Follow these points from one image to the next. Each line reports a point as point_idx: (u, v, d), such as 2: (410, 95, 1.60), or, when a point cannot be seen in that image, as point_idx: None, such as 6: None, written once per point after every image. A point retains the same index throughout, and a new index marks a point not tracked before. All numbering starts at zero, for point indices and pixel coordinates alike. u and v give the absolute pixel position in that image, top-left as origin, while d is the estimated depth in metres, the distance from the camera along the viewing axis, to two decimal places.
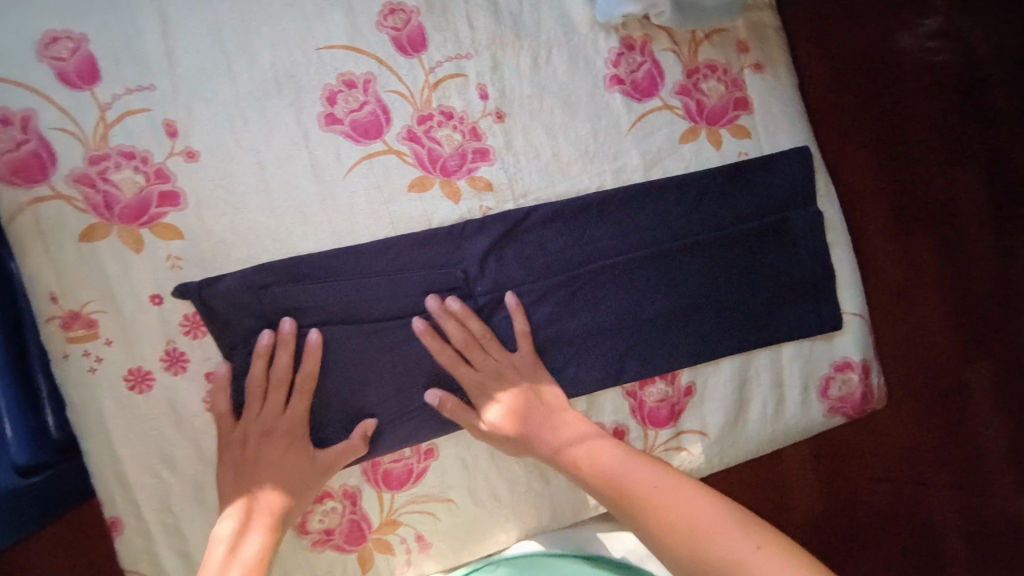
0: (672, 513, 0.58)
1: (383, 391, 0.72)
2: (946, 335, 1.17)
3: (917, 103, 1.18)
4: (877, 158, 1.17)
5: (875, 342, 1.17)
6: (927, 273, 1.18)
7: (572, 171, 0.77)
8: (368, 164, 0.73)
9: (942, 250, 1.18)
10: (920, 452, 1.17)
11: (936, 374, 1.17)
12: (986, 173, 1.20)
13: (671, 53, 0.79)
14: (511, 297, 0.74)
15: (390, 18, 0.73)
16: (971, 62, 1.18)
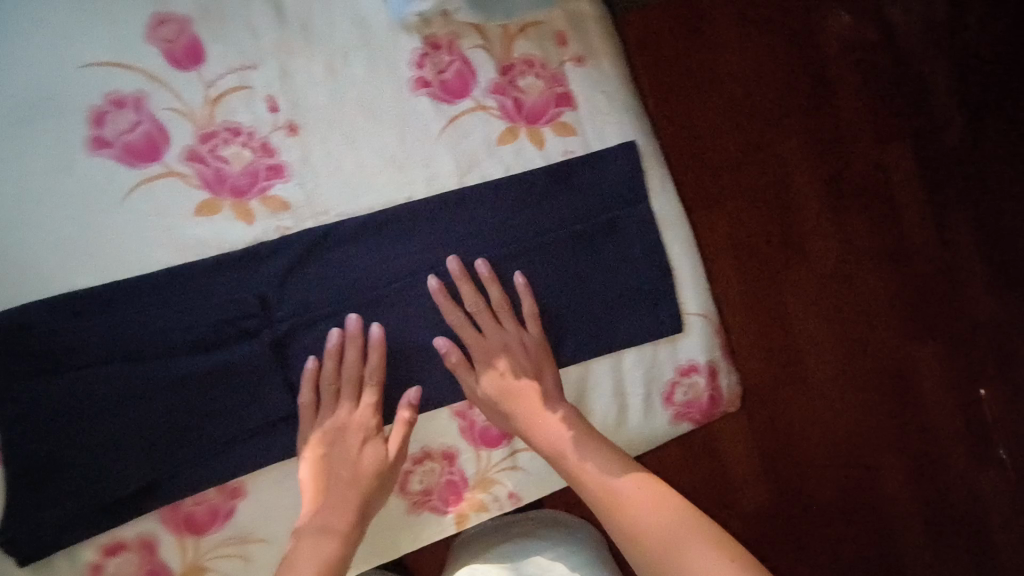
0: (658, 528, 0.65)
1: (177, 428, 0.69)
2: (895, 321, 1.29)
3: (855, 109, 1.30)
4: (819, 162, 1.29)
5: (827, 330, 1.28)
6: (874, 264, 1.29)
7: (378, 182, 0.72)
8: (146, 189, 0.67)
9: (854, 216, 1.29)
10: (839, 404, 1.27)
11: (889, 358, 1.29)
12: (928, 174, 1.31)
13: (482, 50, 0.74)
14: (335, 335, 0.70)
15: (158, 28, 0.67)
16: (902, 52, 1.30)
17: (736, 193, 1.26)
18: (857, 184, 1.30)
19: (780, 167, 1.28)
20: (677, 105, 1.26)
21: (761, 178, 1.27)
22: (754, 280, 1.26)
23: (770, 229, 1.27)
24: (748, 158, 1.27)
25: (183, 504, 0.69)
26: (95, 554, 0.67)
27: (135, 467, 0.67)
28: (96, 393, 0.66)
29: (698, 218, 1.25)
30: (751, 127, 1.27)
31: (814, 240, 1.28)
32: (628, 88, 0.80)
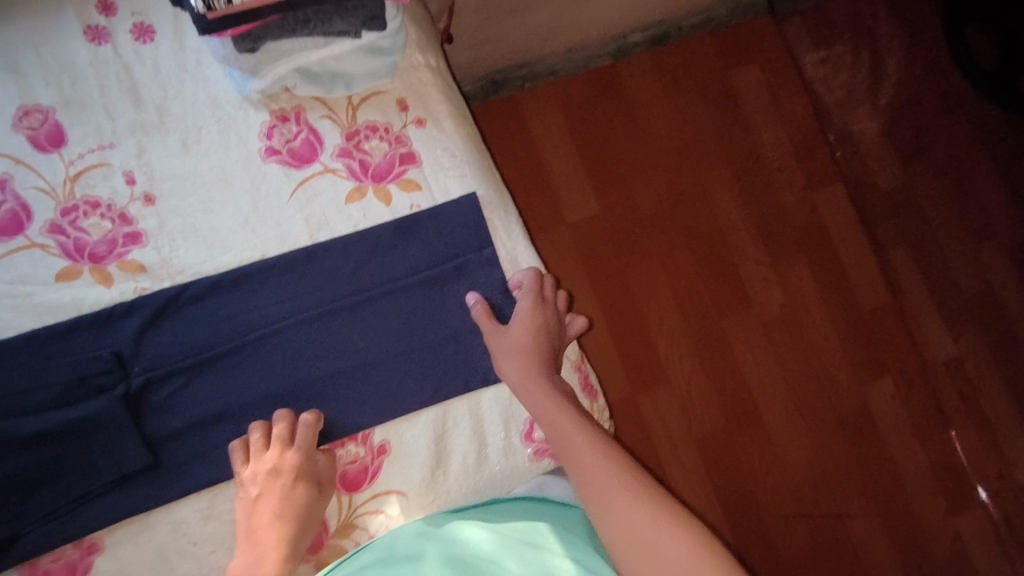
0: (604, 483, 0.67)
1: (30, 487, 0.71)
2: (840, 360, 1.54)
3: (788, 185, 1.58)
4: (760, 230, 1.56)
5: (780, 369, 1.52)
6: (817, 314, 1.55)
7: (233, 244, 0.79)
8: (9, 260, 0.73)
9: (790, 251, 1.56)
10: (789, 410, 1.51)
11: (840, 394, 1.53)
12: (861, 235, 1.58)
13: (328, 120, 0.82)
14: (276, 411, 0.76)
15: (23, 118, 0.75)
16: (819, 132, 1.61)
17: (679, 236, 1.53)
18: (789, 226, 1.56)
19: (715, 214, 1.55)
20: (619, 165, 1.54)
21: (699, 222, 1.54)
22: (698, 306, 1.52)
23: (707, 265, 1.53)
24: (683, 208, 1.54)
25: (40, 562, 0.70)
26: None
27: None
28: None
29: (645, 258, 1.52)
30: (684, 183, 1.55)
31: (751, 273, 1.54)
32: (471, 144, 0.87)
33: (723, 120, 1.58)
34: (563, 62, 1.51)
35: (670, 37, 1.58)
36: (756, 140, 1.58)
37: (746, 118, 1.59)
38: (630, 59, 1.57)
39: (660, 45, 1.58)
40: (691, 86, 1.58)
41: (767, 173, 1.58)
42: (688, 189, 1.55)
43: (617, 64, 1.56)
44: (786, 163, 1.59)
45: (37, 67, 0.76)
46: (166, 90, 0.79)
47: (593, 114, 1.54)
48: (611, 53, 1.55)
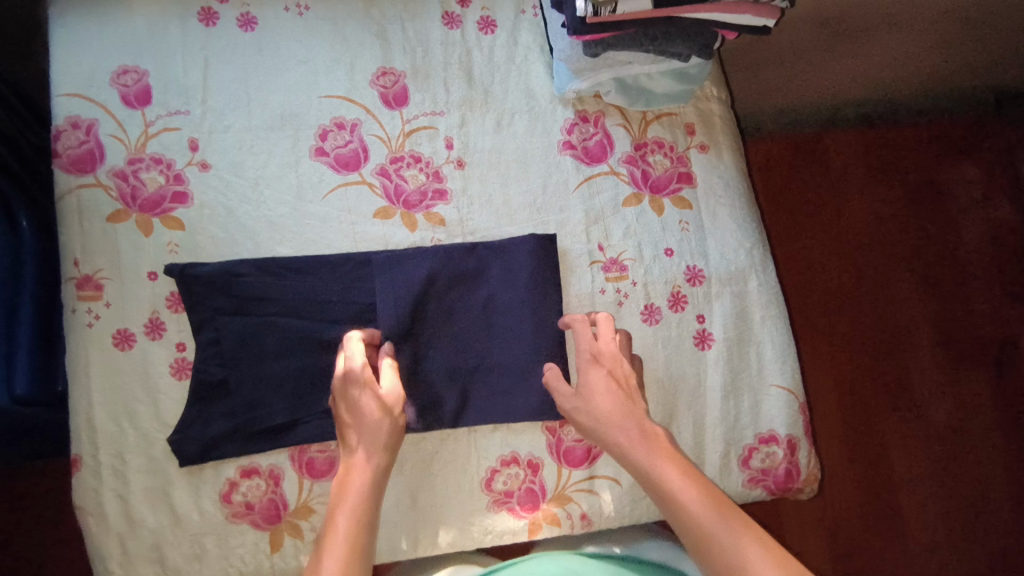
0: (703, 534, 0.65)
1: (319, 384, 0.82)
2: (999, 485, 1.43)
3: (976, 290, 1.52)
4: (936, 326, 1.50)
5: (931, 474, 1.44)
6: (982, 429, 1.46)
7: (518, 218, 0.87)
8: (343, 190, 0.86)
9: (968, 360, 1.49)
10: (935, 525, 1.41)
11: (992, 520, 1.42)
12: None
13: (622, 128, 0.90)
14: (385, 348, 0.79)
15: (380, 77, 0.89)
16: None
17: (854, 318, 1.49)
18: (969, 333, 1.50)
19: (896, 304, 1.50)
20: (810, 230, 1.52)
21: (876, 309, 1.49)
22: (860, 390, 1.46)
23: (877, 345, 1.48)
24: (864, 290, 1.50)
25: (309, 449, 0.82)
26: (233, 473, 0.80)
27: (284, 407, 0.81)
28: (266, 344, 0.81)
29: (814, 332, 1.48)
30: (871, 265, 1.51)
31: (921, 372, 1.47)
32: (742, 176, 0.92)
33: (923, 212, 1.55)
34: (770, 121, 1.51)
35: (886, 119, 1.55)
36: (951, 236, 1.54)
37: (946, 212, 1.55)
38: (842, 131, 1.55)
39: (874, 125, 1.55)
40: (899, 169, 1.56)
41: (958, 271, 1.53)
42: (872, 266, 1.51)
43: (824, 135, 1.54)
44: (978, 267, 1.53)
45: (400, 39, 0.91)
46: (494, 75, 0.91)
47: (794, 171, 1.54)
48: (821, 122, 1.52)
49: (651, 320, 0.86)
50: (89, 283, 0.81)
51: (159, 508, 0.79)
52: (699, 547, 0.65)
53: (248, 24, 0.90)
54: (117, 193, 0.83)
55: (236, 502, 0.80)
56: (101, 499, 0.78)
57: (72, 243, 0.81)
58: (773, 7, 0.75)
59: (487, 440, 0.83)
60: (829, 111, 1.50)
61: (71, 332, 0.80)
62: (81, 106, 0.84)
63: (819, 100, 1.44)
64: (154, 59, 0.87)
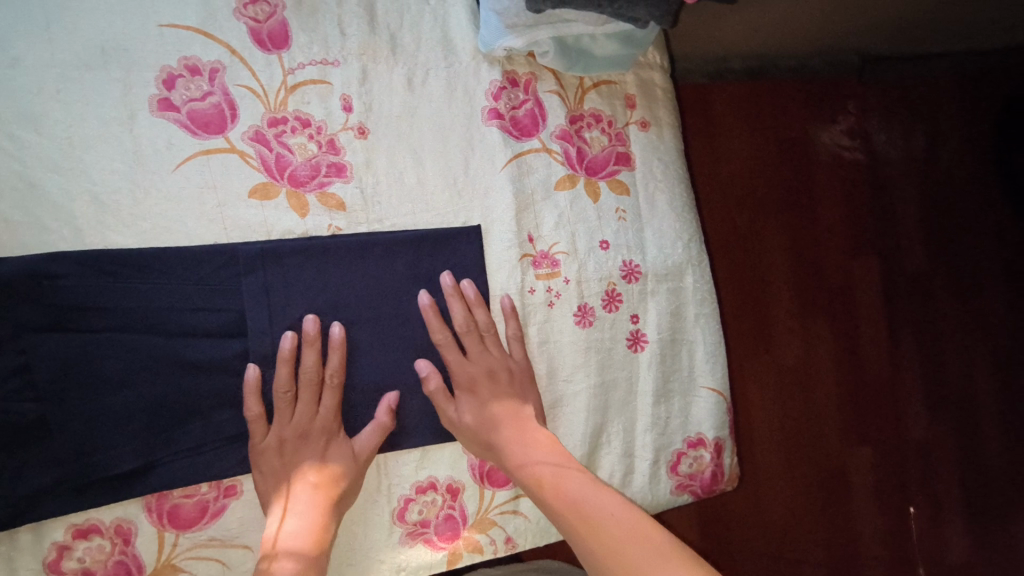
0: (570, 498, 0.63)
1: (181, 416, 0.64)
2: (837, 420, 1.48)
3: (830, 232, 1.53)
4: (792, 267, 1.50)
5: (778, 410, 1.46)
6: (826, 368, 1.49)
7: (435, 202, 0.72)
8: (204, 159, 0.65)
9: (821, 318, 1.50)
10: (778, 458, 1.44)
11: (828, 454, 1.46)
12: (885, 299, 1.53)
13: (556, 96, 0.77)
14: (285, 340, 0.64)
15: (250, 7, 0.67)
16: (880, 190, 1.55)
17: (725, 271, 1.47)
18: (823, 291, 1.51)
19: (760, 254, 1.49)
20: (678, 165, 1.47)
21: (745, 265, 1.48)
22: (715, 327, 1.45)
23: (735, 284, 1.47)
24: (733, 246, 1.48)
25: (171, 495, 0.64)
26: (63, 535, 0.62)
27: (136, 447, 0.62)
28: (104, 369, 0.62)
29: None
30: (742, 220, 1.48)
31: (780, 329, 1.48)
32: (681, 159, 0.83)
33: (786, 152, 1.52)
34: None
35: (767, 74, 1.50)
36: (811, 178, 1.53)
37: (808, 154, 1.54)
38: (725, 83, 1.49)
39: (755, 79, 1.50)
40: (771, 107, 1.51)
41: (813, 213, 1.53)
42: (736, 205, 1.49)
43: (711, 86, 1.48)
44: (832, 209, 1.54)
45: None
46: (401, 17, 0.72)
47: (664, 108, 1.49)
48: (708, 74, 1.46)
49: (584, 322, 0.77)
50: None
51: None
52: (580, 530, 0.60)
53: None
54: None
55: (68, 571, 0.62)
56: None
57: None
58: None
59: (400, 464, 0.71)
60: (717, 61, 1.44)
61: None
62: None
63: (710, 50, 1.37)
64: None
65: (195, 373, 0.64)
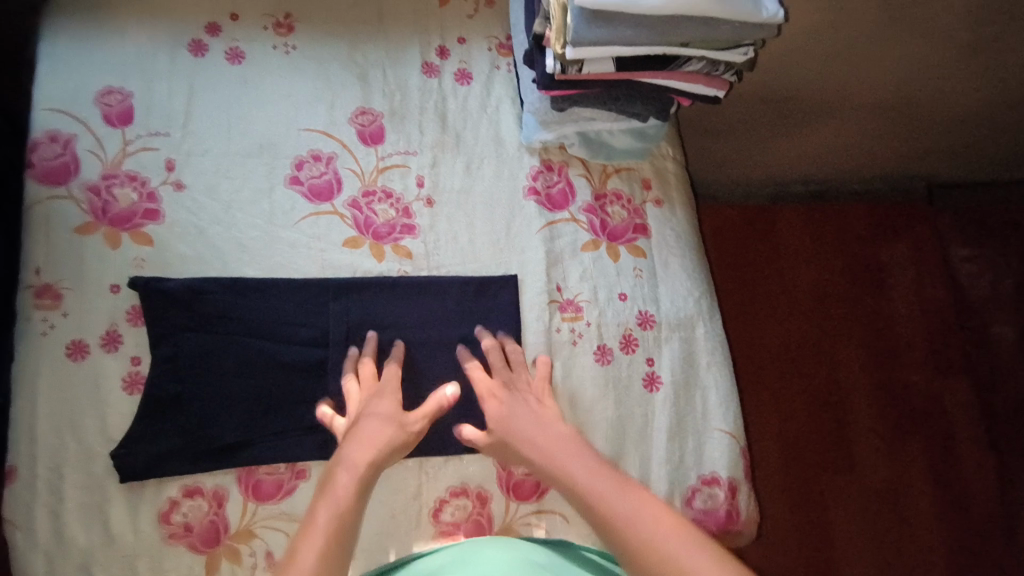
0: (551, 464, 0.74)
1: (273, 405, 0.82)
2: (938, 540, 1.40)
3: (909, 343, 1.55)
4: (872, 376, 1.51)
5: (870, 524, 1.40)
6: (919, 482, 1.44)
7: (482, 256, 0.91)
8: (314, 218, 0.89)
9: (905, 433, 1.47)
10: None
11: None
12: (979, 413, 1.50)
13: (584, 179, 0.96)
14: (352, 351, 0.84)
15: (359, 116, 0.94)
16: (956, 304, 1.59)
17: (802, 377, 1.50)
18: (908, 401, 1.50)
19: (837, 362, 1.52)
20: (749, 276, 1.56)
21: (815, 373, 1.51)
22: (795, 433, 1.46)
23: (812, 391, 1.49)
24: (803, 354, 1.52)
25: (256, 471, 0.81)
26: (175, 492, 0.79)
27: (237, 426, 0.81)
28: (223, 362, 0.82)
29: (758, 390, 1.49)
30: (810, 329, 1.54)
31: (859, 440, 1.46)
32: (694, 233, 0.98)
33: (856, 266, 1.60)
34: (722, 189, 1.58)
35: (828, 198, 1.62)
36: (885, 290, 1.58)
37: (880, 268, 1.60)
38: (787, 204, 1.62)
39: (817, 201, 1.62)
40: (836, 225, 1.62)
41: (890, 323, 1.56)
42: (809, 314, 1.55)
43: (772, 207, 1.62)
44: (910, 320, 1.57)
45: (381, 81, 0.96)
46: (467, 122, 0.96)
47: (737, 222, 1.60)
48: (768, 195, 1.60)
49: (603, 360, 0.89)
50: (47, 292, 0.81)
51: (92, 525, 0.77)
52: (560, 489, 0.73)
53: (235, 58, 0.93)
54: (87, 207, 0.84)
55: (175, 523, 0.78)
56: (32, 513, 0.75)
57: (35, 252, 0.82)
58: (723, 82, 0.82)
59: (438, 470, 0.84)
60: (775, 185, 1.57)
61: (23, 342, 0.79)
62: (60, 121, 0.86)
63: (766, 174, 1.52)
64: (139, 82, 0.89)
65: (286, 372, 0.83)
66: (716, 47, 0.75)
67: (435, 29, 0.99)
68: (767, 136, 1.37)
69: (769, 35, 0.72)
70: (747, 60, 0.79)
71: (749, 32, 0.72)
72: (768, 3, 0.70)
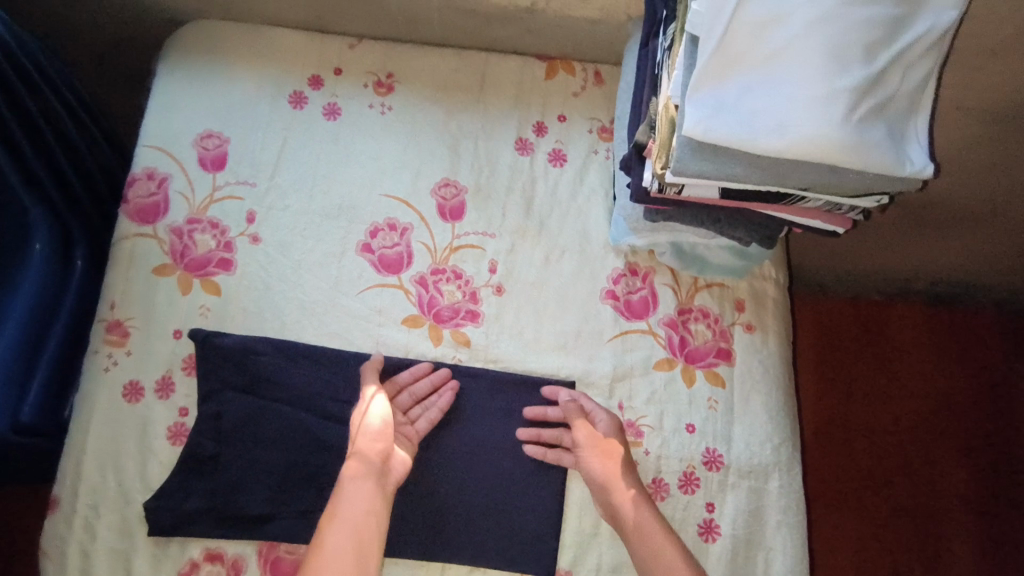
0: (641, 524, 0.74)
1: (305, 482, 0.80)
2: None
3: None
4: (982, 529, 1.30)
5: None
6: None
7: (545, 356, 0.85)
8: (378, 290, 0.86)
9: None
10: None
11: None
12: None
13: (670, 289, 0.87)
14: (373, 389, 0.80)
15: (442, 188, 0.90)
16: None
17: (894, 516, 1.31)
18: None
19: (940, 505, 1.32)
20: (848, 389, 1.39)
21: (910, 509, 1.32)
22: None
23: (905, 534, 1.30)
24: (896, 485, 1.33)
25: (278, 548, 0.78)
26: (197, 554, 0.78)
27: (266, 498, 0.79)
28: (265, 428, 0.81)
29: (837, 518, 1.32)
30: (909, 458, 1.34)
31: None
32: (786, 368, 0.87)
33: (978, 395, 1.38)
34: (830, 283, 1.39)
35: (958, 305, 1.40)
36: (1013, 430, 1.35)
37: (1008, 403, 1.37)
38: (905, 307, 1.42)
39: (942, 310, 1.41)
40: (960, 343, 1.40)
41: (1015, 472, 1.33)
42: (915, 443, 1.35)
43: (886, 309, 1.42)
44: None
45: (471, 154, 0.92)
46: (553, 209, 0.90)
47: (844, 325, 1.42)
48: (885, 296, 1.40)
49: (656, 497, 0.81)
50: (117, 328, 0.83)
51: (116, 572, 0.76)
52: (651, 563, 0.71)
53: (331, 114, 0.92)
54: (168, 248, 0.86)
55: None
56: (64, 547, 0.76)
57: (114, 287, 0.84)
58: (846, 220, 0.72)
59: None
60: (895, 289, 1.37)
61: (88, 374, 0.81)
62: (160, 160, 0.88)
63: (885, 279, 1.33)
64: (238, 131, 0.90)
65: (324, 448, 0.81)
66: (845, 194, 0.65)
67: (537, 103, 0.94)
68: (897, 241, 1.18)
69: (908, 188, 0.62)
70: (879, 204, 0.68)
71: (884, 183, 0.61)
72: (916, 155, 0.59)
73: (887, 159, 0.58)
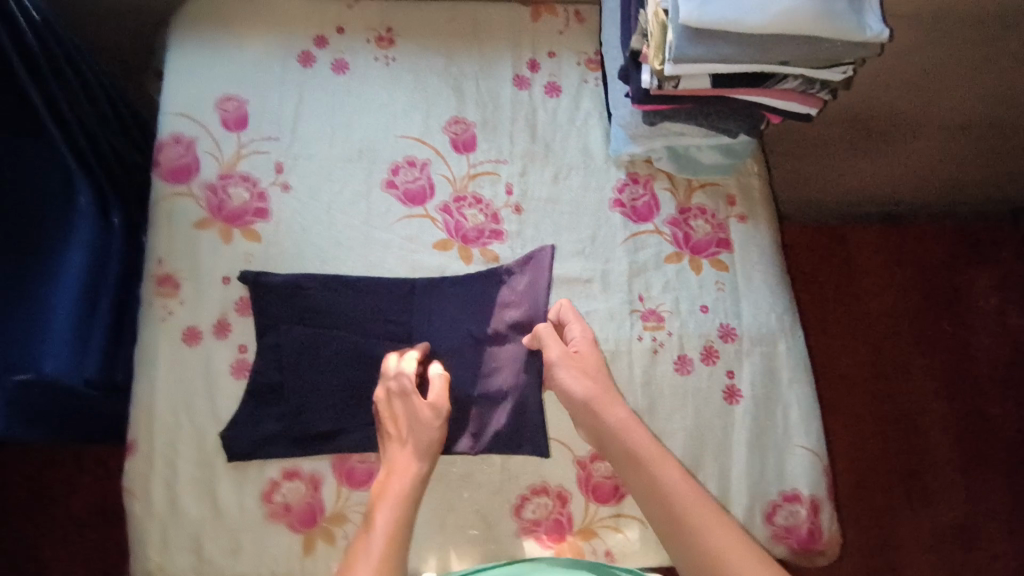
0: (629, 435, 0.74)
1: (366, 397, 0.86)
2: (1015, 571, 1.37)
3: (987, 372, 1.49)
4: (948, 407, 1.47)
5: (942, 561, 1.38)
6: (997, 516, 1.40)
7: (566, 262, 0.94)
8: (407, 221, 0.93)
9: (982, 470, 1.43)
10: None
11: None
12: None
13: (669, 192, 0.97)
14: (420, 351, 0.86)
15: (452, 125, 0.98)
16: None
17: (875, 406, 1.46)
18: (986, 432, 1.45)
19: (912, 391, 1.47)
20: (823, 301, 1.52)
21: (890, 401, 1.46)
22: (869, 462, 1.42)
23: (885, 420, 1.45)
24: (873, 380, 1.47)
25: (350, 459, 0.84)
26: (276, 474, 0.83)
27: (332, 415, 0.85)
28: (322, 353, 0.87)
29: (828, 417, 1.45)
30: (882, 354, 1.49)
31: (935, 473, 1.42)
32: (778, 249, 0.98)
33: (933, 291, 1.54)
34: (794, 209, 1.53)
35: (905, 217, 1.56)
36: (963, 317, 1.52)
37: (957, 295, 1.54)
38: (861, 224, 1.57)
39: (892, 223, 1.57)
40: (913, 248, 1.56)
41: (969, 354, 1.50)
42: (885, 339, 1.50)
43: (846, 227, 1.56)
44: (991, 349, 1.51)
45: (475, 92, 1.00)
46: (556, 134, 0.99)
47: (813, 245, 1.55)
48: (841, 215, 1.55)
49: (683, 370, 0.90)
50: (168, 281, 0.87)
51: (203, 499, 0.81)
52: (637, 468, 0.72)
53: (340, 69, 0.99)
54: (204, 204, 0.90)
55: (276, 502, 0.82)
56: (150, 483, 0.81)
57: (159, 245, 0.88)
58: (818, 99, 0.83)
59: (521, 467, 0.86)
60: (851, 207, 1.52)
61: (146, 325, 0.86)
62: (184, 125, 0.93)
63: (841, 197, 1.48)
64: (254, 90, 0.96)
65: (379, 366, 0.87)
66: (817, 66, 0.76)
67: (528, 43, 1.03)
68: (851, 157, 1.31)
69: (868, 54, 0.74)
70: (845, 78, 0.79)
71: (848, 50, 0.73)
72: (872, 22, 0.71)
73: (849, 25, 0.69)
